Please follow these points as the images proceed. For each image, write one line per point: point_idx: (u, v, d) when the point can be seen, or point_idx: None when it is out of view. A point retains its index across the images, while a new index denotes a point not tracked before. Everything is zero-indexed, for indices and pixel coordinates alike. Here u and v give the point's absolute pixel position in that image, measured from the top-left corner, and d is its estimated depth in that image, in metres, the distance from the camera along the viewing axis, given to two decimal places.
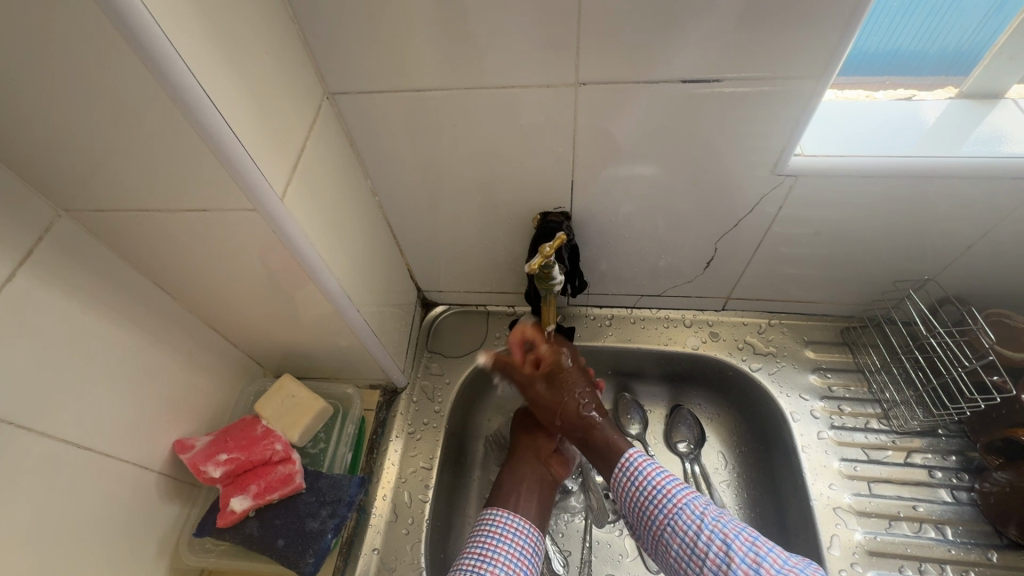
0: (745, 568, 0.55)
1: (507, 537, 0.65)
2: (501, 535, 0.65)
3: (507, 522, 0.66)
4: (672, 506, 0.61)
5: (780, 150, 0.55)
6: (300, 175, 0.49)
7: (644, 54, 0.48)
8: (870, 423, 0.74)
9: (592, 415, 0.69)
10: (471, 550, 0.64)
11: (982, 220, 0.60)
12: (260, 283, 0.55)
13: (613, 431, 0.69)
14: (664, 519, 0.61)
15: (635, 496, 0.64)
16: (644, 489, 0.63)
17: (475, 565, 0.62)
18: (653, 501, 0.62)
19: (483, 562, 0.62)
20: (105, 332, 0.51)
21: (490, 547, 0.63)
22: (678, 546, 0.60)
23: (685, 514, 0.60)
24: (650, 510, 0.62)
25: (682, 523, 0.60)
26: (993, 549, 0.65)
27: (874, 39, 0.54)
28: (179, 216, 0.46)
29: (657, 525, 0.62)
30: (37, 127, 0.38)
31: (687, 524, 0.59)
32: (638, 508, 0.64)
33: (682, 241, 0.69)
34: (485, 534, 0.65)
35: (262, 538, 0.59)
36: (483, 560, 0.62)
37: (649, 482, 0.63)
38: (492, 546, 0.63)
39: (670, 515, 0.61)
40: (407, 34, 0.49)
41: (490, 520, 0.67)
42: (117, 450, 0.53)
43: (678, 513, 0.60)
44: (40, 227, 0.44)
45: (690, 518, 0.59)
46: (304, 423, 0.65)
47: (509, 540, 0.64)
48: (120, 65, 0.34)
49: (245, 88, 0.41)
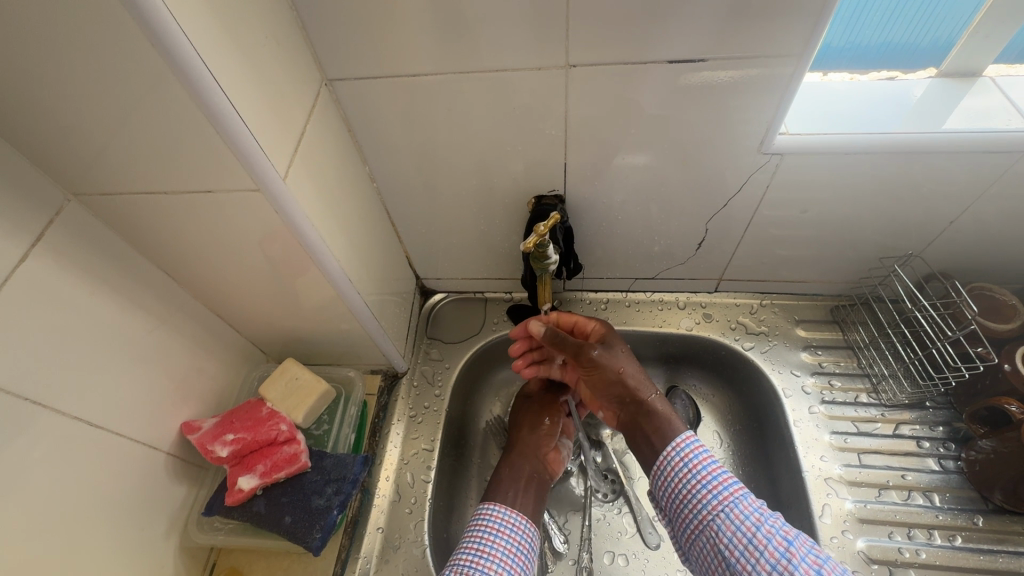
0: (806, 565, 0.54)
1: (504, 533, 0.65)
2: (498, 531, 0.66)
3: (505, 517, 0.67)
4: (728, 495, 0.61)
5: (766, 129, 0.57)
6: (301, 159, 0.51)
7: (631, 35, 0.50)
8: (860, 397, 0.76)
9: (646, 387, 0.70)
10: (468, 546, 0.65)
11: (964, 195, 0.62)
12: (263, 267, 0.57)
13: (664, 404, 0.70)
14: (718, 507, 0.61)
15: (689, 481, 0.64)
16: (698, 475, 0.63)
17: (472, 560, 0.63)
18: (707, 487, 0.63)
19: (480, 558, 0.63)
20: (113, 314, 0.53)
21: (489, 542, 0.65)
22: (732, 536, 0.59)
23: (741, 505, 0.60)
24: (701, 496, 0.62)
25: (740, 513, 0.59)
26: (980, 514, 0.67)
27: (867, 34, 0.57)
28: (184, 199, 0.48)
29: (709, 510, 0.61)
30: (49, 110, 0.40)
31: (743, 514, 0.59)
32: (690, 495, 0.63)
33: (674, 223, 0.71)
34: (483, 530, 0.66)
35: (270, 515, 0.60)
36: (480, 556, 0.63)
37: (707, 470, 0.63)
38: (491, 542, 0.64)
39: (725, 504, 0.61)
40: (403, 19, 0.50)
41: (488, 515, 0.68)
42: (127, 430, 0.55)
43: (735, 502, 0.60)
44: (50, 211, 0.46)
45: (748, 510, 0.60)
46: (307, 405, 0.67)
47: (505, 536, 0.65)
48: (128, 48, 0.35)
49: (247, 72, 0.43)
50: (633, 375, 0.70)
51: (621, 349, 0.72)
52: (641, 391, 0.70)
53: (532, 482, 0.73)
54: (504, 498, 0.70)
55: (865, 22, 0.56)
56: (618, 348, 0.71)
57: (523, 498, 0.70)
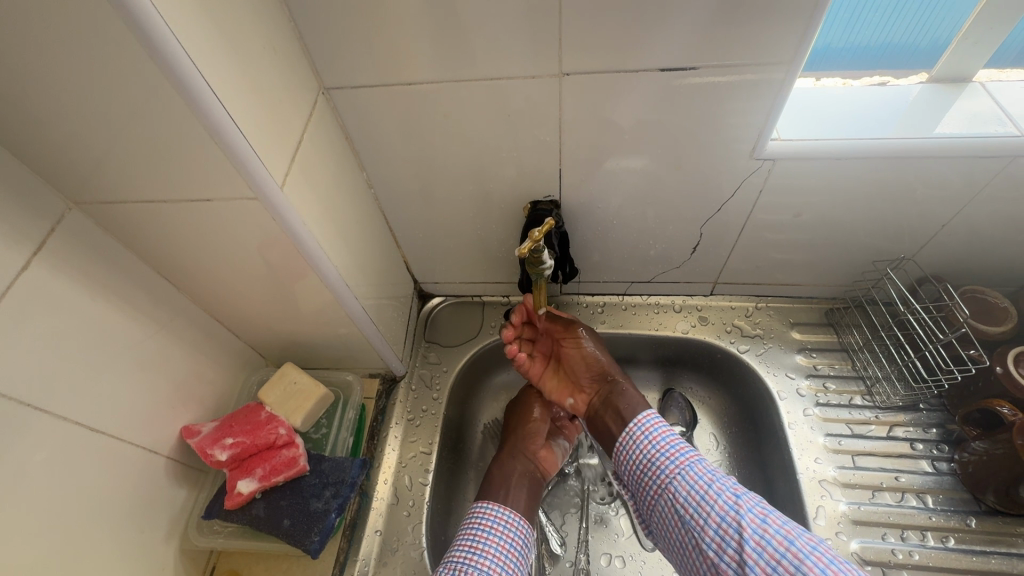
0: (752, 514, 0.56)
1: (497, 530, 0.66)
2: (491, 528, 0.67)
3: (497, 515, 0.68)
4: (684, 459, 0.64)
5: (758, 135, 0.58)
6: (298, 167, 0.51)
7: (623, 43, 0.51)
8: (854, 399, 0.76)
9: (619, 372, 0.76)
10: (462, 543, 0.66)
11: (955, 199, 0.62)
12: (261, 272, 0.57)
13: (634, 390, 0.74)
14: (675, 470, 0.63)
15: (649, 449, 0.66)
16: (657, 443, 0.66)
17: (466, 557, 0.63)
18: (664, 454, 0.65)
19: (473, 554, 0.64)
20: (114, 320, 0.53)
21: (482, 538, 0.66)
22: (686, 494, 0.61)
23: (695, 468, 0.62)
24: (658, 461, 0.65)
25: (694, 474, 0.62)
26: (972, 516, 0.68)
27: (866, 33, 0.57)
28: (183, 207, 0.48)
29: (667, 474, 0.63)
30: (52, 121, 0.40)
31: (697, 475, 0.62)
32: (650, 462, 0.66)
33: (669, 226, 0.72)
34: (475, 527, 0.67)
35: (268, 518, 0.61)
36: (474, 552, 0.64)
37: (665, 440, 0.66)
38: (483, 539, 0.65)
39: (681, 466, 0.63)
40: (399, 28, 0.51)
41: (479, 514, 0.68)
42: (128, 435, 0.56)
43: (690, 466, 0.63)
44: (52, 219, 0.47)
45: (701, 471, 0.62)
46: (305, 409, 0.68)
47: (498, 533, 0.66)
48: (128, 61, 0.36)
49: (245, 83, 0.43)
50: (608, 359, 0.76)
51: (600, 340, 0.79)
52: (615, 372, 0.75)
53: (526, 480, 0.73)
54: (498, 494, 0.71)
55: (863, 24, 0.56)
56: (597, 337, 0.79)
57: (519, 495, 0.71)
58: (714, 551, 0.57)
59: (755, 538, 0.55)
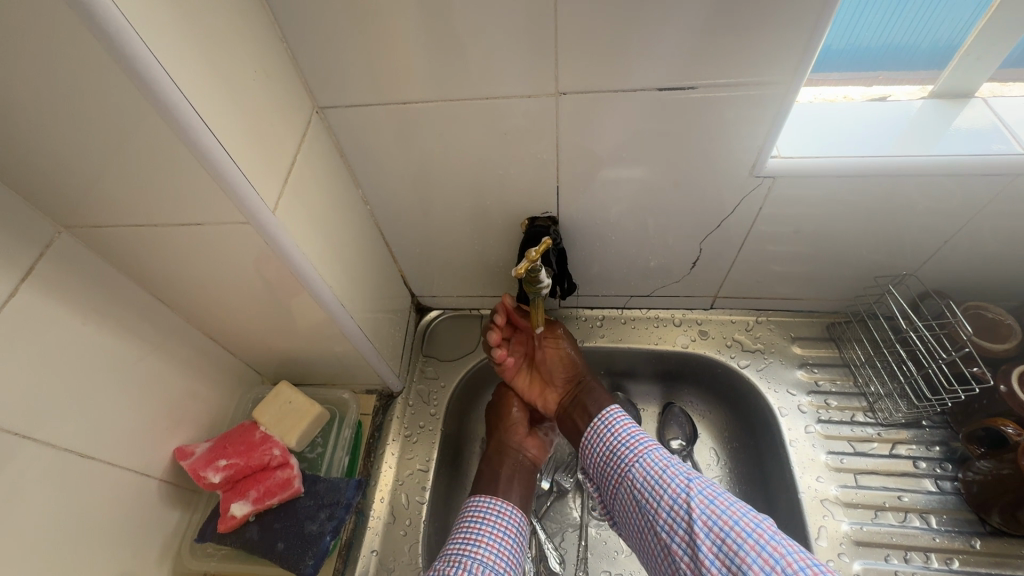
0: (702, 495, 0.59)
1: (485, 520, 0.66)
2: (479, 519, 0.67)
3: (484, 506, 0.68)
4: (642, 447, 0.66)
5: (758, 151, 0.57)
6: (292, 187, 0.51)
7: (620, 63, 0.50)
8: (856, 416, 0.75)
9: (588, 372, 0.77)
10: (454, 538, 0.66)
11: (958, 215, 0.61)
12: (256, 293, 0.57)
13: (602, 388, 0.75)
14: (634, 458, 0.65)
15: (611, 440, 0.68)
16: (618, 434, 0.68)
17: (458, 548, 0.64)
18: (625, 443, 0.67)
19: (464, 544, 0.64)
20: (106, 343, 0.53)
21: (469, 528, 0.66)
22: (642, 479, 0.63)
23: (652, 455, 0.65)
24: (620, 451, 0.67)
25: (650, 461, 0.64)
26: (977, 537, 0.67)
27: (867, 36, 0.55)
28: (175, 230, 0.48)
29: (626, 462, 0.65)
30: (39, 147, 0.40)
31: (654, 462, 0.64)
32: (612, 452, 0.67)
33: (669, 242, 0.71)
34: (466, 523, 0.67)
35: (262, 541, 0.60)
36: (466, 543, 0.64)
37: (626, 431, 0.68)
38: (475, 530, 0.65)
39: (639, 454, 0.65)
40: (395, 48, 0.50)
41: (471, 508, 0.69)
42: (120, 458, 0.55)
43: (648, 453, 0.65)
44: (41, 244, 0.46)
45: (658, 458, 0.64)
46: (300, 429, 0.67)
47: (487, 522, 0.66)
48: (117, 90, 0.36)
49: (237, 107, 0.43)
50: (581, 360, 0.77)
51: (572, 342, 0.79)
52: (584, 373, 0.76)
53: (515, 471, 0.73)
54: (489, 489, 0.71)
55: (867, 21, 0.54)
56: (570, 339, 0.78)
57: (511, 489, 0.71)
58: (666, 533, 0.60)
59: (703, 517, 0.57)
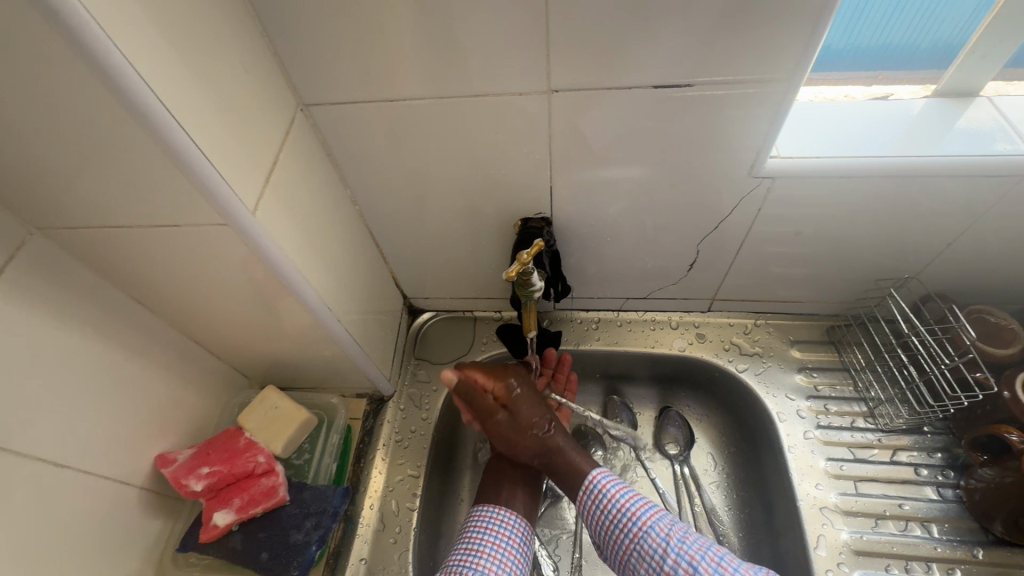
0: None
1: (485, 529, 0.65)
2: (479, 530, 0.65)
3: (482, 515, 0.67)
4: (637, 530, 0.62)
5: (756, 151, 0.55)
6: (274, 187, 0.49)
7: (615, 60, 0.49)
8: (856, 422, 0.74)
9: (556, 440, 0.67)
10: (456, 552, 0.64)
11: (963, 217, 0.60)
12: (239, 296, 0.55)
13: (576, 453, 0.68)
14: (632, 544, 0.62)
15: (604, 522, 0.64)
16: (610, 514, 0.63)
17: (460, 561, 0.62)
18: (619, 524, 0.63)
19: (466, 556, 0.62)
20: (83, 348, 0.51)
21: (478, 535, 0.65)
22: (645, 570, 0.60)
23: (650, 538, 0.61)
24: (616, 534, 0.63)
25: (649, 547, 0.60)
26: (979, 546, 0.65)
27: (867, 35, 0.54)
28: (152, 231, 0.46)
29: (625, 548, 0.62)
30: (5, 146, 0.38)
31: (653, 548, 0.60)
32: (607, 533, 0.64)
33: (666, 243, 0.69)
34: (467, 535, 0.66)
35: (246, 551, 0.59)
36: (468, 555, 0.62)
37: (618, 508, 0.63)
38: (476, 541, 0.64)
39: (636, 539, 0.61)
40: (381, 43, 0.49)
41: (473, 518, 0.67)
42: (98, 468, 0.53)
43: (645, 535, 0.61)
44: (11, 246, 0.44)
45: (657, 541, 0.60)
46: (287, 435, 0.65)
47: (487, 531, 0.65)
48: (82, 87, 0.34)
49: (214, 103, 0.41)
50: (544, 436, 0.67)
51: (526, 412, 0.67)
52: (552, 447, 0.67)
53: (518, 476, 0.71)
54: (491, 497, 0.69)
55: (866, 23, 0.53)
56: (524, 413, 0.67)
57: (515, 495, 0.69)
58: None
59: None
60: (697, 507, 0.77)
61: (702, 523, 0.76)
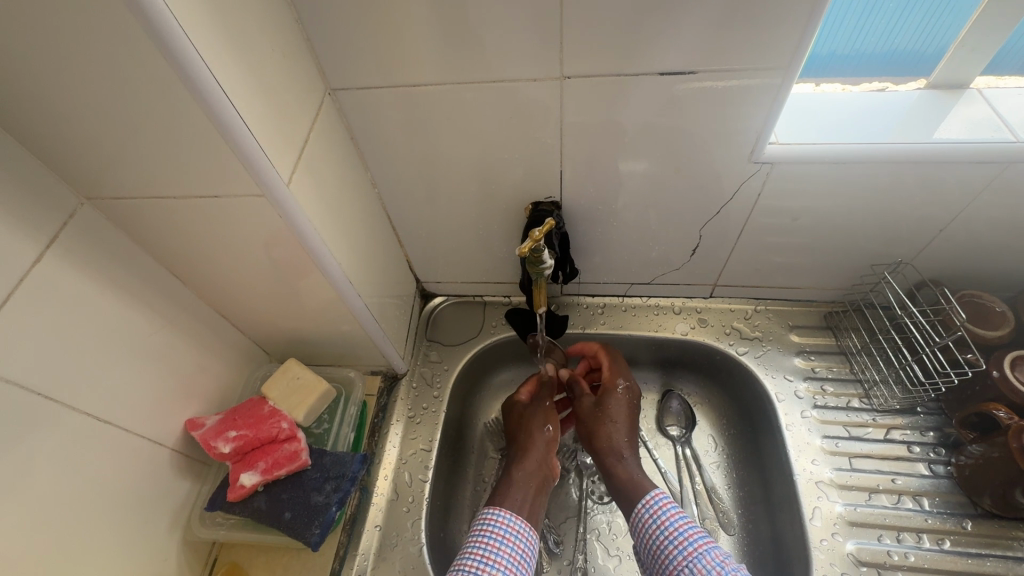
0: None
1: (507, 541, 0.63)
2: (502, 537, 0.63)
3: (507, 524, 0.64)
4: (692, 550, 0.61)
5: (757, 138, 0.58)
6: (304, 165, 0.53)
7: (623, 49, 0.52)
8: (852, 402, 0.77)
9: (623, 450, 0.73)
10: (472, 550, 0.62)
11: (953, 204, 0.63)
12: (266, 270, 0.59)
13: (640, 472, 0.71)
14: (683, 562, 0.61)
15: (658, 534, 0.64)
16: (664, 529, 0.64)
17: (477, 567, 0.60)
18: (672, 541, 0.63)
19: (486, 564, 0.60)
20: (124, 312, 0.55)
21: (506, 542, 0.63)
22: None
23: (705, 559, 0.60)
24: (668, 550, 0.63)
25: (702, 567, 0.60)
26: (968, 519, 0.68)
27: (871, 39, 0.58)
28: (191, 203, 0.50)
29: (674, 566, 0.61)
30: (70, 119, 0.42)
31: (705, 569, 0.60)
32: (659, 549, 0.64)
33: (670, 230, 0.72)
34: (487, 535, 0.63)
35: (270, 510, 0.62)
36: (486, 562, 0.61)
37: (673, 525, 0.64)
38: (497, 549, 0.62)
39: (689, 558, 0.61)
40: (403, 32, 0.52)
41: (491, 521, 0.65)
42: (134, 427, 0.57)
43: (698, 557, 0.61)
44: (64, 213, 0.48)
45: (711, 563, 0.60)
46: (307, 404, 0.69)
47: (508, 543, 0.63)
48: (145, 61, 0.38)
49: (253, 82, 0.45)
50: (617, 440, 0.73)
51: (611, 411, 0.75)
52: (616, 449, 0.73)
53: (535, 477, 0.71)
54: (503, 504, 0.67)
55: (870, 27, 0.57)
56: (609, 410, 0.75)
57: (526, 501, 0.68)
58: None
59: None
60: (698, 485, 0.80)
61: (702, 501, 0.79)
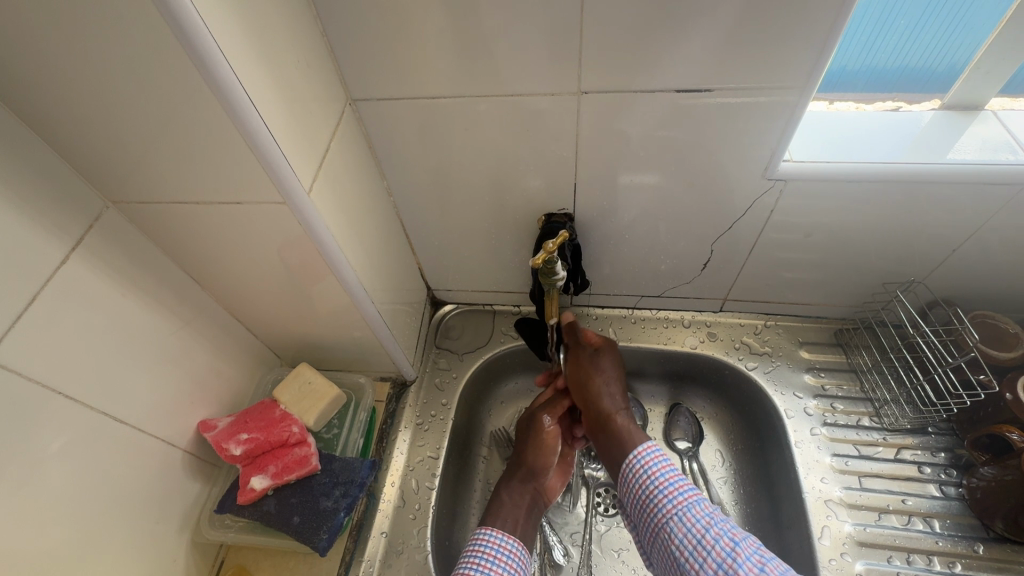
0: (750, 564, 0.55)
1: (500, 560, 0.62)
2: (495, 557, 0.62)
3: (501, 544, 0.64)
4: (682, 500, 0.62)
5: (771, 155, 0.59)
6: (324, 174, 0.53)
7: (638, 65, 0.52)
8: (862, 421, 0.77)
9: (616, 407, 0.71)
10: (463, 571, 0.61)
11: (968, 223, 0.62)
12: (282, 277, 0.60)
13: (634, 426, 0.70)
14: (673, 510, 0.62)
15: (648, 486, 0.65)
16: (655, 480, 0.65)
17: None
18: (663, 491, 0.64)
19: None
20: (144, 314, 0.56)
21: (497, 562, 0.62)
22: (683, 537, 0.60)
23: (694, 510, 0.61)
24: (657, 499, 0.64)
25: (692, 517, 0.61)
26: (980, 542, 0.68)
27: (881, 57, 0.58)
28: (214, 210, 0.51)
29: (663, 513, 0.63)
30: (101, 125, 0.43)
31: (694, 518, 0.60)
32: (648, 498, 0.65)
33: (682, 245, 0.73)
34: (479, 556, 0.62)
35: (279, 514, 0.63)
36: None
37: (665, 475, 0.65)
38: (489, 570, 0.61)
39: (678, 507, 0.62)
40: (422, 45, 0.53)
41: (484, 541, 0.64)
42: (149, 427, 0.58)
43: (688, 506, 0.62)
44: (90, 217, 0.49)
45: (700, 514, 0.61)
46: (319, 409, 0.70)
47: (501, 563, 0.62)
48: (178, 71, 0.39)
49: (277, 91, 0.45)
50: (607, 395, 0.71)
51: (605, 367, 0.73)
52: (609, 408, 0.71)
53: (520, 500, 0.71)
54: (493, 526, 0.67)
55: (882, 45, 0.57)
56: (603, 367, 0.73)
57: (515, 523, 0.68)
58: None
59: None
60: None
61: None
